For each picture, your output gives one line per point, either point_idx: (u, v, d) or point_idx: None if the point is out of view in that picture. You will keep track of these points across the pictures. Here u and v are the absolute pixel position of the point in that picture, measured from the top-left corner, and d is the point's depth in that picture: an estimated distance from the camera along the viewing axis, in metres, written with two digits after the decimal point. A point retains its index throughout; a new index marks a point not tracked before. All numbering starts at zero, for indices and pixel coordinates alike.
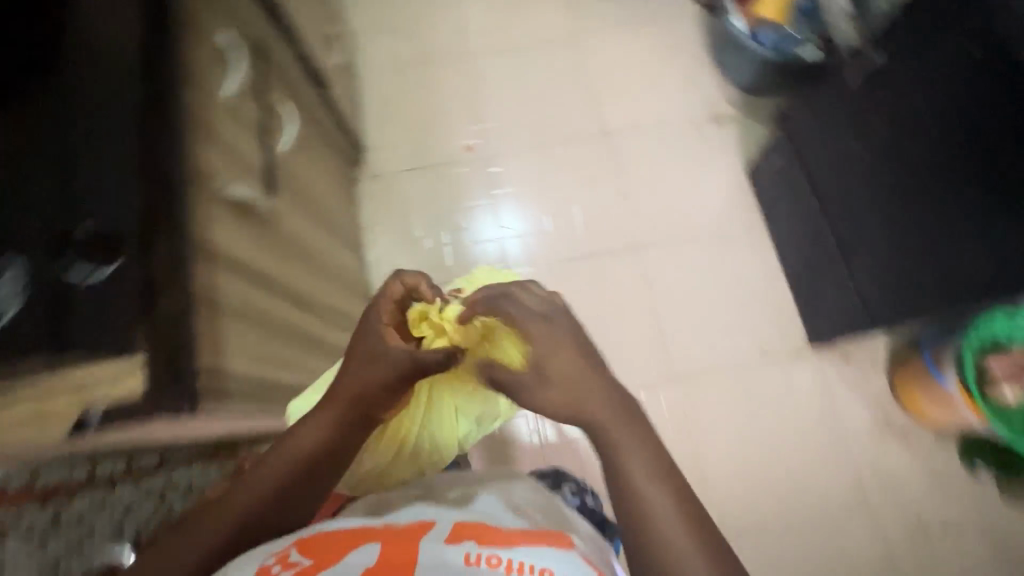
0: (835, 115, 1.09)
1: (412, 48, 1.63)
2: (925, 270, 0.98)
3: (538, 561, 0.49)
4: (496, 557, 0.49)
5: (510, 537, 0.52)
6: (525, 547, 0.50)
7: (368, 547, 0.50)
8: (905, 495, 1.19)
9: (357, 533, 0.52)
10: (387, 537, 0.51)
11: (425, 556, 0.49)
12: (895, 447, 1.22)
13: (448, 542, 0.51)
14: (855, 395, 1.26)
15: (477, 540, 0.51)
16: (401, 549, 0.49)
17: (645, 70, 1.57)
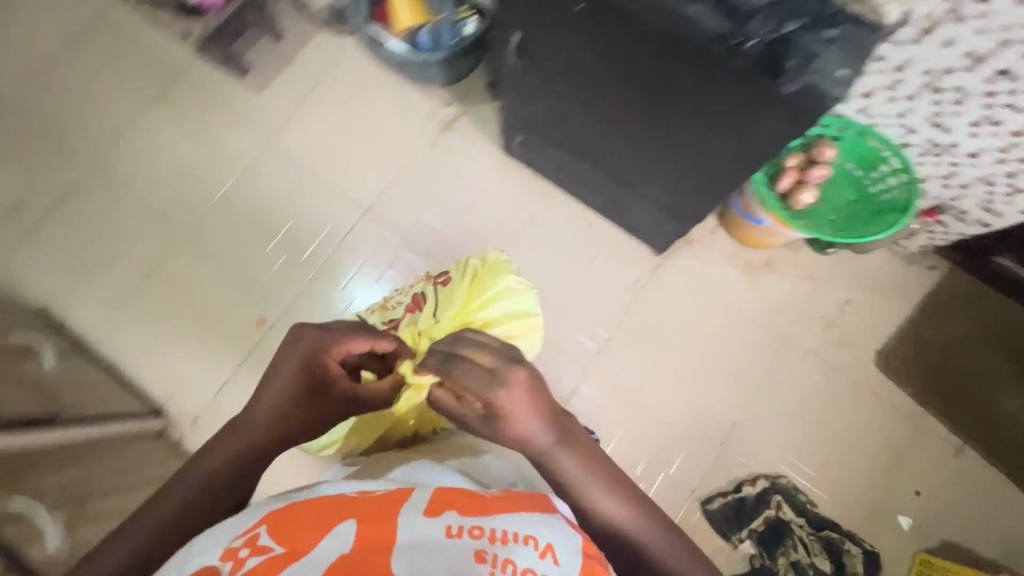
0: (524, 91, 1.03)
1: (125, 271, 1.39)
2: (694, 175, 0.96)
3: (517, 525, 0.55)
4: (476, 528, 0.54)
5: (490, 502, 0.58)
6: (505, 514, 0.56)
7: (346, 526, 0.54)
8: (805, 309, 1.31)
9: (343, 506, 0.56)
10: (369, 515, 0.55)
11: (410, 533, 0.53)
12: (771, 280, 1.33)
13: (428, 514, 0.55)
14: (717, 264, 1.34)
15: (458, 510, 0.56)
16: (382, 530, 0.53)
17: (355, 127, 1.47)
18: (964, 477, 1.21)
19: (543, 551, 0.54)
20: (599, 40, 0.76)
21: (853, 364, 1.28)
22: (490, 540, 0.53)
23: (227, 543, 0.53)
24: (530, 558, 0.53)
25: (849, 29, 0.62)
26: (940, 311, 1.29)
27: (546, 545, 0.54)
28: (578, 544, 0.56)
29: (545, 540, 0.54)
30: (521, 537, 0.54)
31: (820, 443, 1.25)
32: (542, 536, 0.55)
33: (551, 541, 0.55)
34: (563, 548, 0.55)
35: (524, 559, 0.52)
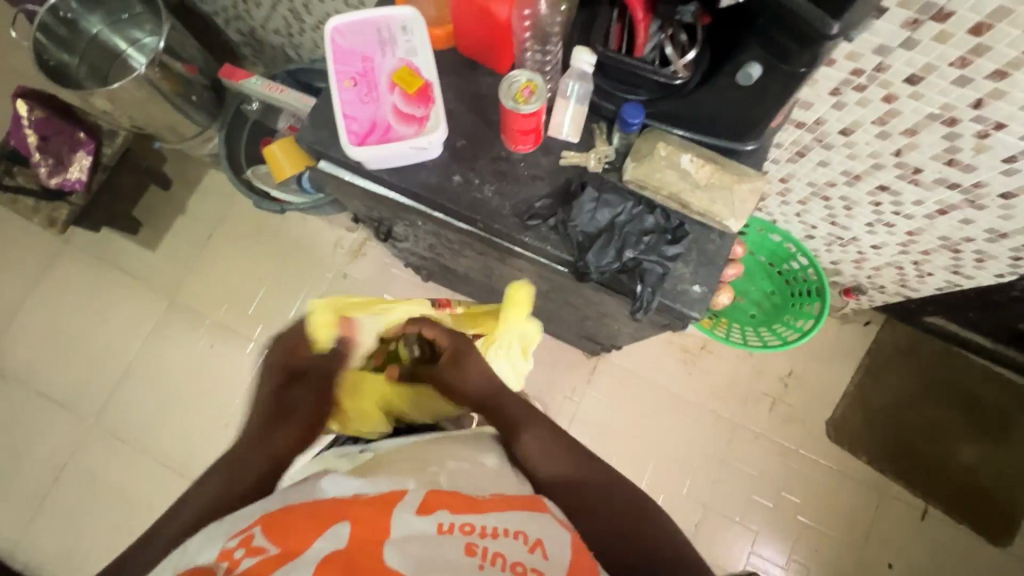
0: (404, 253, 0.96)
1: (32, 468, 1.29)
2: (593, 333, 0.90)
3: (521, 527, 0.43)
4: (468, 524, 0.42)
5: (485, 500, 0.46)
6: (498, 512, 0.44)
7: (339, 527, 0.41)
8: (749, 389, 1.27)
9: (335, 504, 0.43)
10: (362, 513, 0.42)
11: (400, 527, 0.41)
12: (710, 365, 1.28)
13: (420, 511, 0.43)
14: (652, 358, 1.29)
15: (450, 508, 0.43)
16: (375, 525, 0.41)
17: (257, 269, 1.38)
18: (929, 541, 1.19)
19: (533, 547, 0.42)
20: (454, 240, 0.69)
21: (805, 439, 1.24)
22: (479, 535, 0.41)
23: (220, 543, 0.40)
24: (522, 552, 0.41)
25: (694, 236, 0.56)
26: (880, 370, 1.26)
27: (536, 538, 0.42)
28: (570, 540, 0.43)
29: (535, 533, 0.42)
30: (513, 533, 0.42)
31: (788, 530, 1.20)
32: (531, 529, 0.43)
33: (541, 535, 0.42)
34: (557, 545, 0.42)
35: (516, 552, 0.41)
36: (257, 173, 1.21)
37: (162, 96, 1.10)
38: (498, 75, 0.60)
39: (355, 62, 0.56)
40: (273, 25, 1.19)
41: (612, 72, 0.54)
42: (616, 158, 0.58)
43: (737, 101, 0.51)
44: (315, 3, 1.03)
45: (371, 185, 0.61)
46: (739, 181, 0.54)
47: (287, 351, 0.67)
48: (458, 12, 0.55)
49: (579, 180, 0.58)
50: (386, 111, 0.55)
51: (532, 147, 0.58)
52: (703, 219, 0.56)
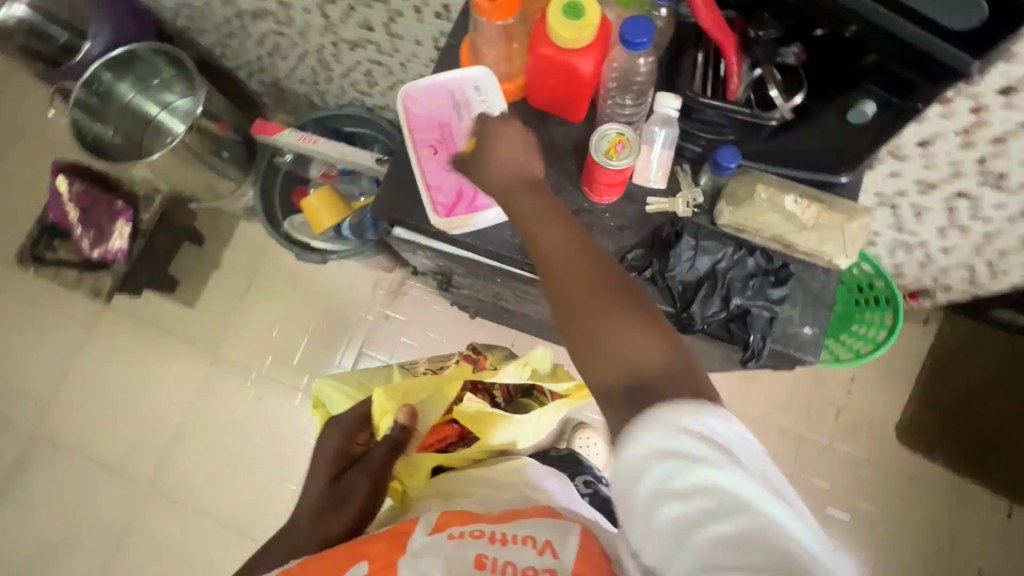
0: (458, 297, 0.94)
1: (91, 540, 1.27)
2: None
3: (519, 532, 0.53)
4: (477, 531, 0.54)
5: (488, 514, 0.58)
6: (500, 522, 0.55)
7: (358, 565, 0.52)
8: (812, 400, 1.23)
9: (352, 547, 0.55)
10: (375, 549, 0.54)
11: (412, 548, 0.53)
12: (768, 378, 1.24)
13: (432, 528, 0.55)
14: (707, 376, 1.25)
15: (457, 520, 0.56)
16: (389, 552, 0.53)
17: (297, 318, 1.36)
18: (1015, 543, 1.14)
19: (543, 548, 0.51)
20: (530, 291, 0.67)
21: (875, 446, 1.20)
22: (489, 543, 0.52)
23: None
24: (532, 556, 0.50)
25: (798, 275, 0.54)
26: (948, 369, 1.22)
27: (545, 541, 0.52)
28: (578, 540, 0.52)
29: (543, 537, 0.52)
30: (520, 540, 0.52)
31: (866, 543, 1.16)
32: (539, 534, 0.53)
33: (548, 537, 0.52)
34: (564, 547, 0.51)
35: (527, 559, 0.50)
36: (294, 225, 1.19)
37: (195, 157, 1.10)
38: (572, 123, 0.58)
39: (434, 130, 0.56)
40: (298, 76, 1.17)
41: (701, 117, 0.52)
42: (704, 201, 0.56)
43: (842, 138, 0.50)
44: (345, 53, 1.02)
45: (449, 248, 0.59)
46: (850, 220, 0.52)
47: (348, 436, 0.70)
48: (535, 68, 0.53)
49: (671, 226, 0.55)
50: (470, 179, 0.55)
51: (615, 197, 0.56)
52: (807, 257, 0.54)
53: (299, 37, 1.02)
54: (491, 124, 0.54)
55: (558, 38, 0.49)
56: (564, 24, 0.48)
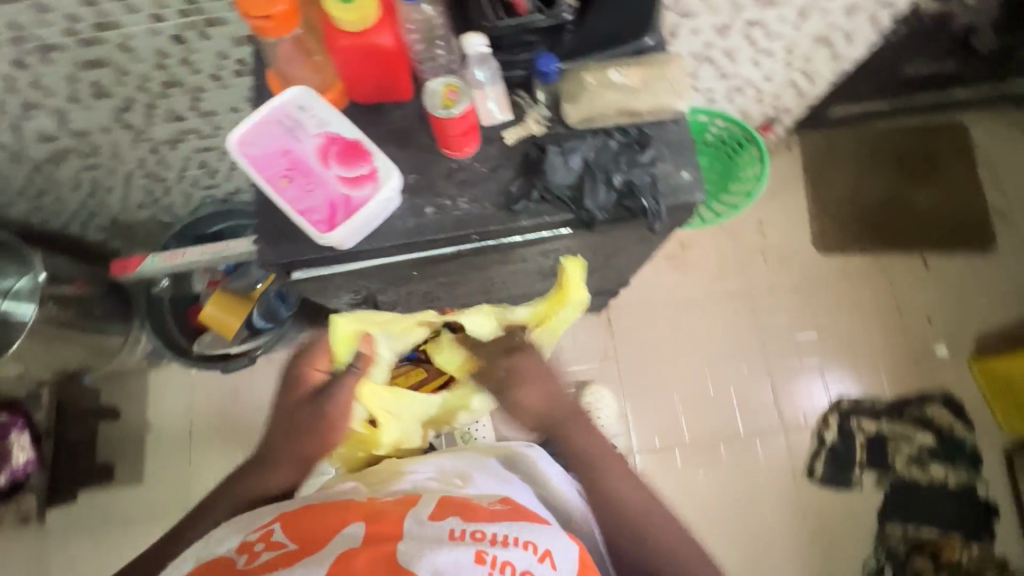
0: None
1: None
2: (603, 284, 0.91)
3: (520, 534, 0.49)
4: (478, 530, 0.48)
5: (495, 514, 0.52)
6: (507, 522, 0.50)
7: (353, 527, 0.49)
8: (740, 256, 1.33)
9: (351, 510, 0.52)
10: (374, 523, 0.50)
11: (411, 526, 0.49)
12: (698, 258, 1.33)
13: (432, 516, 0.50)
14: (650, 282, 1.32)
15: (461, 517, 0.51)
16: (386, 527, 0.49)
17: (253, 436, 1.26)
18: (943, 286, 1.30)
19: (542, 558, 0.47)
20: (449, 270, 0.68)
21: (807, 266, 1.32)
22: (490, 543, 0.47)
23: (242, 537, 0.51)
24: (530, 563, 0.47)
25: (655, 135, 0.59)
26: (828, 176, 1.35)
27: (544, 549, 0.48)
28: (578, 558, 0.49)
29: (544, 545, 0.48)
30: (520, 541, 0.48)
31: (840, 347, 1.28)
32: (541, 539, 0.49)
33: (549, 546, 0.48)
34: (563, 563, 0.48)
35: (525, 561, 0.46)
36: (204, 344, 1.12)
37: (64, 327, 1.01)
38: (406, 102, 0.60)
39: (277, 160, 0.54)
40: (134, 202, 1.10)
41: (507, 40, 0.57)
42: (552, 113, 0.59)
43: (627, 3, 0.54)
44: (168, 153, 0.96)
45: (356, 265, 0.59)
46: (668, 68, 0.57)
47: (309, 363, 0.64)
48: (345, 65, 0.54)
49: (535, 146, 0.59)
50: (335, 186, 0.53)
51: (476, 145, 0.59)
52: (655, 116, 0.58)
53: (113, 160, 0.96)
54: (339, 145, 0.54)
55: (345, 24, 0.50)
56: (338, 6, 0.50)
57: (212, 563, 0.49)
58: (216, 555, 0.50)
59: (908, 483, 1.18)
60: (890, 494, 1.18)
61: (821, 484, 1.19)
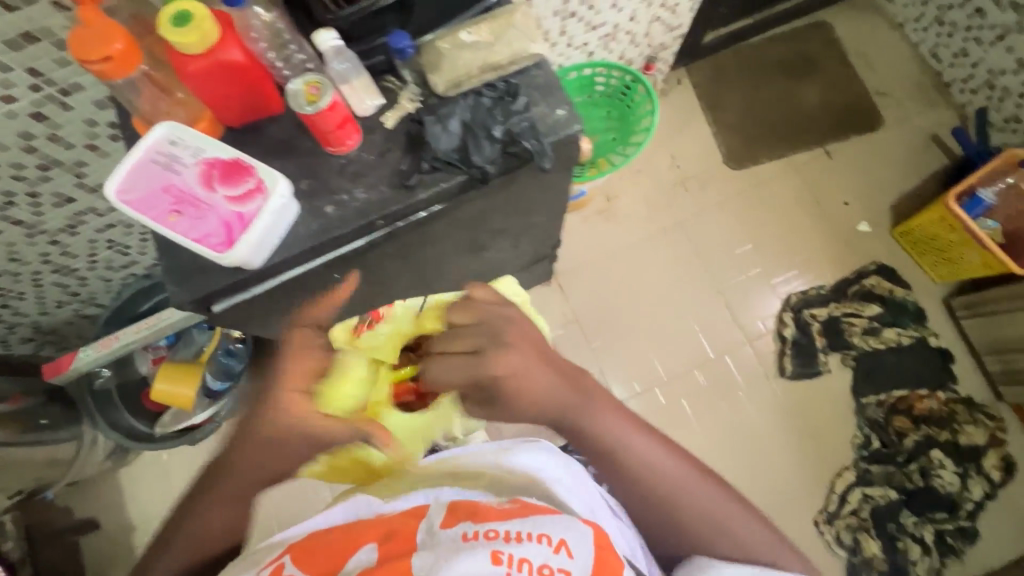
0: None
1: None
2: (535, 245, 0.93)
3: (530, 528, 0.46)
4: (490, 531, 0.45)
5: (508, 509, 0.49)
6: (521, 515, 0.47)
7: (358, 547, 0.46)
8: (665, 193, 1.38)
9: (356, 531, 0.48)
10: (384, 541, 0.46)
11: (421, 540, 0.46)
12: (627, 205, 1.37)
13: (442, 523, 0.47)
14: (589, 239, 1.35)
15: (470, 518, 0.47)
16: (398, 542, 0.46)
17: None
18: (850, 169, 1.38)
19: (559, 548, 0.44)
20: (372, 263, 0.68)
21: (727, 185, 1.38)
22: (505, 541, 0.44)
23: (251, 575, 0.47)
24: (548, 555, 0.44)
25: (523, 82, 0.61)
26: (721, 98, 1.43)
27: (560, 539, 0.45)
28: (596, 538, 0.46)
29: (558, 535, 0.45)
30: (533, 536, 0.45)
31: (779, 250, 1.34)
32: (556, 529, 0.46)
33: (564, 535, 0.45)
34: (580, 547, 0.45)
35: (541, 556, 0.44)
36: (164, 424, 1.08)
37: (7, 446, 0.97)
38: (280, 114, 0.60)
39: (161, 197, 0.53)
40: (51, 302, 1.05)
41: (359, 28, 0.59)
42: (421, 88, 0.61)
43: None
44: (70, 240, 0.93)
45: (273, 281, 0.60)
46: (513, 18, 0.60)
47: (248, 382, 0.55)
48: (202, 89, 0.55)
49: (414, 122, 0.60)
50: (226, 206, 0.53)
51: (358, 136, 0.60)
52: (518, 65, 0.61)
53: (14, 263, 0.92)
54: (220, 167, 0.54)
55: (188, 48, 0.51)
56: (170, 32, 0.50)
57: None
58: None
59: (870, 354, 1.25)
60: (857, 369, 1.24)
61: (794, 379, 1.25)
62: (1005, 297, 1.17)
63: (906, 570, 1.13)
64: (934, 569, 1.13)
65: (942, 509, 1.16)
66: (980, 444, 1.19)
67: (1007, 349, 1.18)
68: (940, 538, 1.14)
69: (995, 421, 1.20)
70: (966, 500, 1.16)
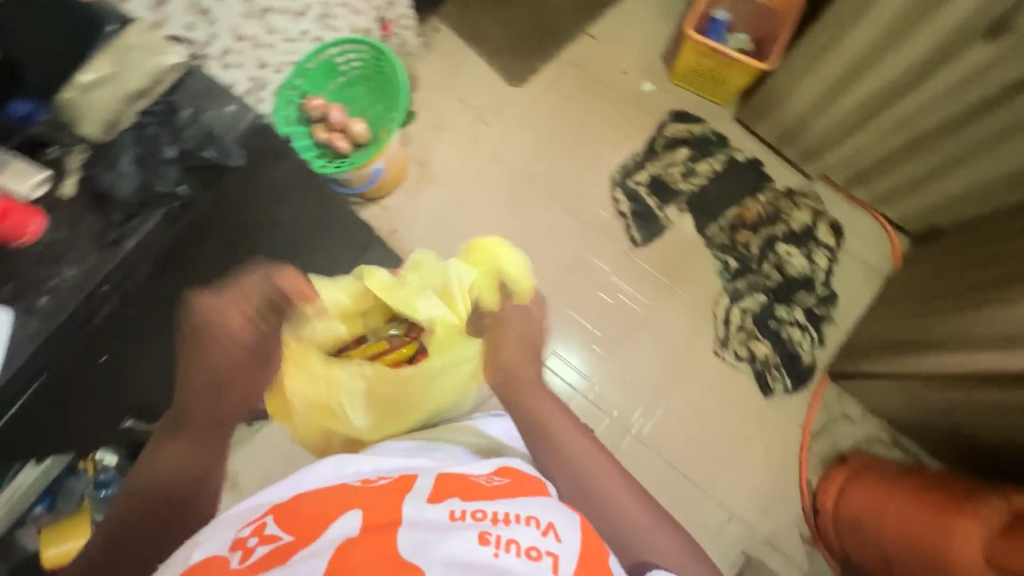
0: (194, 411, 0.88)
1: None
2: None
3: (519, 512, 0.50)
4: (479, 512, 0.49)
5: (497, 492, 0.54)
6: (508, 503, 0.51)
7: (351, 516, 0.47)
8: (467, 135, 1.40)
9: (349, 498, 0.51)
10: (380, 508, 0.49)
11: (411, 514, 0.48)
12: (439, 160, 1.38)
13: (433, 501, 0.51)
14: (419, 207, 1.35)
15: (461, 499, 0.52)
16: (388, 510, 0.48)
17: None
18: (614, 40, 1.46)
19: (546, 531, 0.48)
20: (138, 328, 0.67)
21: (521, 104, 1.42)
22: (493, 523, 0.48)
23: (237, 532, 0.48)
24: (536, 537, 0.47)
25: (183, 96, 0.64)
26: (480, 27, 1.44)
27: (548, 525, 0.49)
28: (577, 526, 0.51)
29: (546, 520, 0.49)
30: (523, 520, 0.49)
31: (589, 140, 1.40)
32: (541, 515, 0.50)
33: (551, 521, 0.50)
34: (566, 534, 0.49)
35: (531, 538, 0.47)
36: None
37: None
38: None
39: None
40: None
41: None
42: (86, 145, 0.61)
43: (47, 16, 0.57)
44: None
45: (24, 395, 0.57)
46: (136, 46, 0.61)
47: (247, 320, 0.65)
48: None
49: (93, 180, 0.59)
50: None
51: (39, 218, 0.57)
52: (169, 83, 0.63)
53: None
54: None
55: None
56: None
57: (201, 561, 0.44)
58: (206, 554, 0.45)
59: (696, 192, 1.36)
60: (691, 210, 1.35)
61: (646, 243, 1.34)
62: (766, 97, 1.29)
63: (796, 352, 1.27)
64: (815, 340, 1.28)
65: (802, 290, 1.30)
66: (809, 222, 1.33)
67: (790, 135, 1.31)
68: (809, 314, 1.29)
69: (812, 198, 1.35)
70: (816, 274, 1.31)
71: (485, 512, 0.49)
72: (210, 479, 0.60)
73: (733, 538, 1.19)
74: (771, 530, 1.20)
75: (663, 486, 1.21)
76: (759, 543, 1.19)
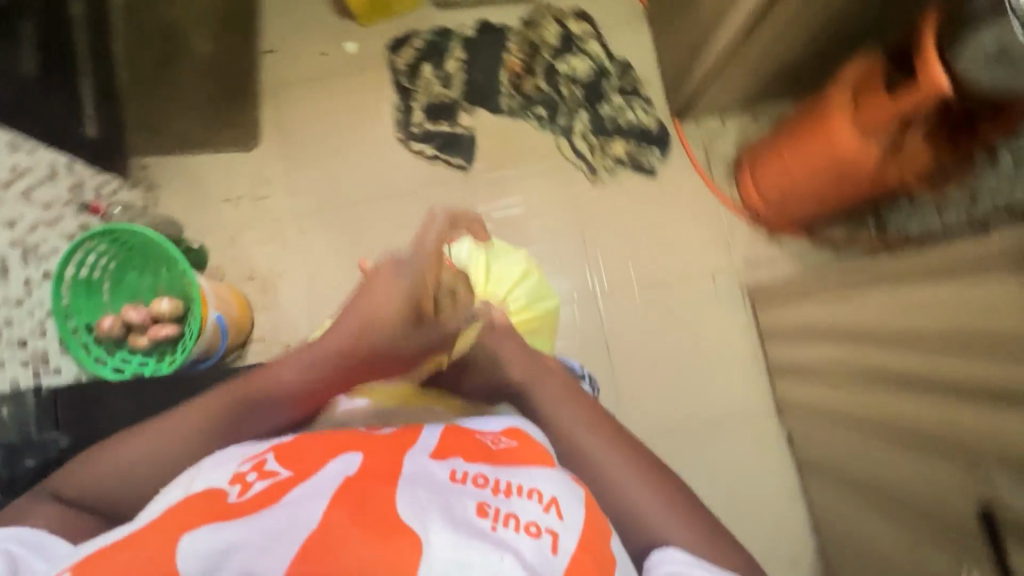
0: None
1: None
2: None
3: (526, 482, 0.47)
4: (481, 477, 0.47)
5: (505, 453, 0.51)
6: (515, 463, 0.49)
7: (352, 456, 0.47)
8: (260, 218, 1.31)
9: (351, 442, 0.50)
10: (377, 453, 0.48)
11: (411, 466, 0.47)
12: (262, 259, 1.29)
13: (434, 455, 0.49)
14: (285, 307, 1.28)
15: (462, 458, 0.49)
16: (388, 464, 0.46)
17: None
18: (290, 35, 1.37)
19: (549, 507, 0.44)
20: None
21: (274, 154, 1.33)
22: (493, 492, 0.45)
23: (236, 467, 0.46)
24: (538, 513, 0.43)
25: None
26: (176, 129, 1.31)
27: (550, 499, 0.45)
28: (581, 498, 0.46)
29: (549, 493, 0.45)
30: (525, 492, 0.45)
31: (353, 128, 1.34)
32: (544, 486, 0.46)
33: (555, 494, 0.45)
34: (569, 506, 0.45)
35: (532, 513, 0.44)
36: None
37: None
38: None
39: None
40: None
41: None
42: None
43: None
44: None
45: None
46: None
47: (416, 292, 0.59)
48: None
49: None
50: None
51: None
52: None
53: None
54: None
55: None
56: None
57: (205, 488, 0.43)
58: (205, 485, 0.44)
59: (466, 87, 1.35)
60: (476, 103, 1.34)
61: (473, 159, 1.33)
62: None
63: (642, 125, 1.33)
64: (646, 104, 1.35)
65: (603, 81, 1.35)
66: (560, 29, 1.37)
67: None
68: (625, 92, 1.35)
69: (546, 10, 1.38)
70: (601, 61, 1.36)
71: (484, 473, 0.47)
72: (281, 408, 0.59)
73: (727, 285, 1.29)
74: (743, 255, 1.30)
75: (654, 303, 1.28)
76: (744, 270, 1.30)
